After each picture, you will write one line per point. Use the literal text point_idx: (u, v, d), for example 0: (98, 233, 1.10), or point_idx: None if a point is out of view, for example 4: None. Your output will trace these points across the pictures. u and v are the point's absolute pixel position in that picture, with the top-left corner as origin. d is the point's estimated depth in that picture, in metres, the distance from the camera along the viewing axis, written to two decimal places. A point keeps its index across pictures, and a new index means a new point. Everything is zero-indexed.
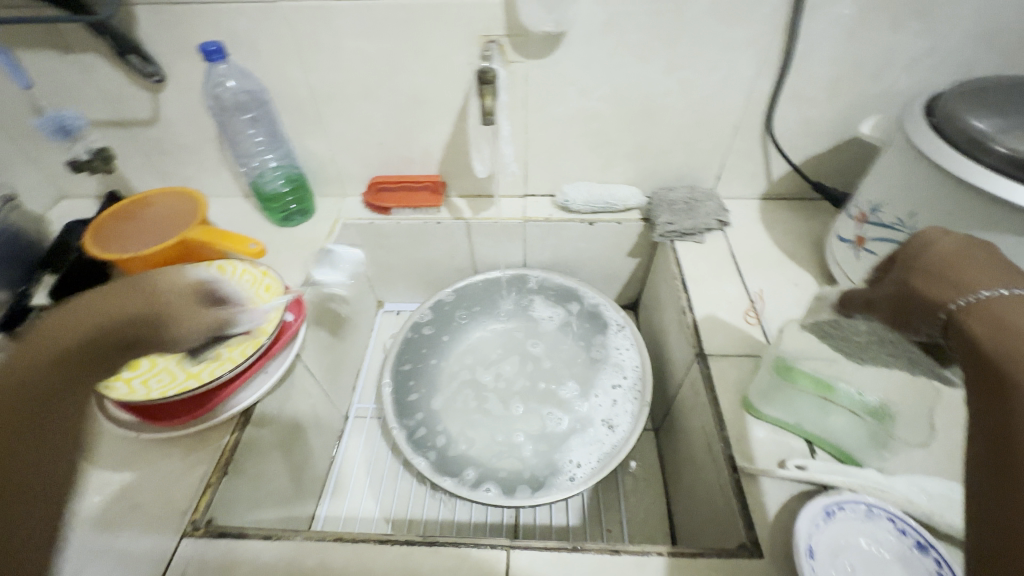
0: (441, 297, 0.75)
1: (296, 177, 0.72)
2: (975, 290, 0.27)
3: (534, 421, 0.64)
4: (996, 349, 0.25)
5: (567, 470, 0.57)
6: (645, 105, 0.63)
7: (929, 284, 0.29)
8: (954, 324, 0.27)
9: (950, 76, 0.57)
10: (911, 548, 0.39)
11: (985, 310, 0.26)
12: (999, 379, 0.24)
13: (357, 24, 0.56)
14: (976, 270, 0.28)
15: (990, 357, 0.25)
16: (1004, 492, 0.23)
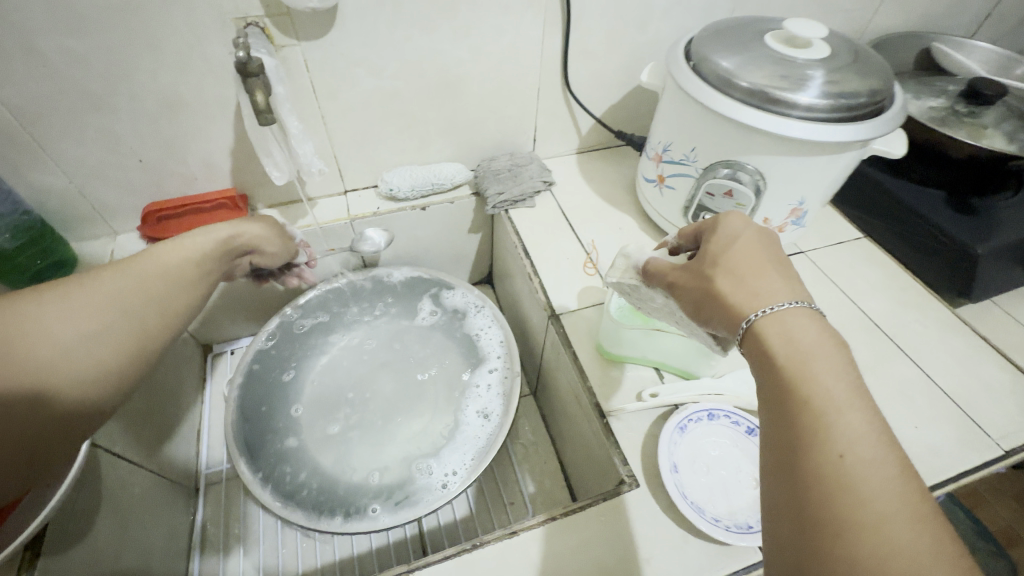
0: (258, 348, 0.65)
1: (26, 227, 0.54)
2: (768, 299, 0.28)
3: (396, 439, 0.60)
4: (786, 359, 0.26)
5: (438, 477, 0.56)
6: (445, 78, 0.61)
7: (730, 280, 0.30)
8: (747, 334, 0.28)
9: (698, 20, 0.65)
10: (742, 434, 0.47)
11: (771, 320, 0.28)
12: (792, 386, 0.25)
13: (49, 15, 0.43)
14: (762, 263, 0.30)
15: (780, 368, 0.26)
16: (806, 470, 0.24)
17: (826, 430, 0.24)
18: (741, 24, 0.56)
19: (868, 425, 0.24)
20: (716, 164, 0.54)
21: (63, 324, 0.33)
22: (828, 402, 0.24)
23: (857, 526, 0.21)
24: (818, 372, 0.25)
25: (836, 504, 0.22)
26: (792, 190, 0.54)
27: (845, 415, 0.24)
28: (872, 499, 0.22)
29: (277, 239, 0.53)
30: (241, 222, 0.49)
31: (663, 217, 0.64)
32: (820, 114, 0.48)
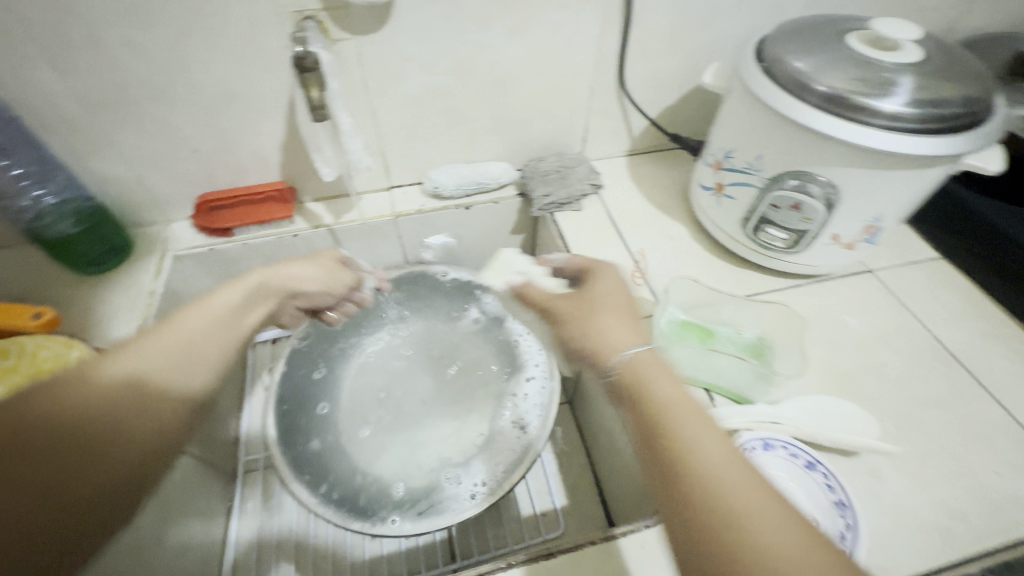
0: (294, 346, 0.66)
1: (92, 214, 0.56)
2: (619, 347, 0.36)
3: (425, 445, 0.60)
4: (641, 399, 0.32)
5: (467, 488, 0.55)
6: (497, 75, 0.59)
7: (601, 333, 0.40)
8: (608, 382, 0.35)
9: (769, 19, 0.61)
10: (802, 468, 0.43)
11: (624, 366, 0.34)
12: (656, 424, 0.30)
13: (116, 6, 0.44)
14: (621, 313, 0.44)
15: (642, 404, 0.32)
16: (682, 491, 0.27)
17: (684, 448, 0.28)
18: (822, 24, 0.51)
19: (715, 438, 0.28)
20: (783, 176, 0.50)
21: (82, 405, 0.28)
22: (675, 420, 0.30)
23: (731, 525, 0.24)
24: (663, 400, 0.31)
25: (713, 510, 0.25)
26: (870, 206, 0.49)
27: (697, 433, 0.28)
28: (733, 499, 0.25)
29: (326, 273, 0.53)
30: (285, 265, 0.49)
31: (719, 228, 0.61)
32: (908, 124, 0.44)
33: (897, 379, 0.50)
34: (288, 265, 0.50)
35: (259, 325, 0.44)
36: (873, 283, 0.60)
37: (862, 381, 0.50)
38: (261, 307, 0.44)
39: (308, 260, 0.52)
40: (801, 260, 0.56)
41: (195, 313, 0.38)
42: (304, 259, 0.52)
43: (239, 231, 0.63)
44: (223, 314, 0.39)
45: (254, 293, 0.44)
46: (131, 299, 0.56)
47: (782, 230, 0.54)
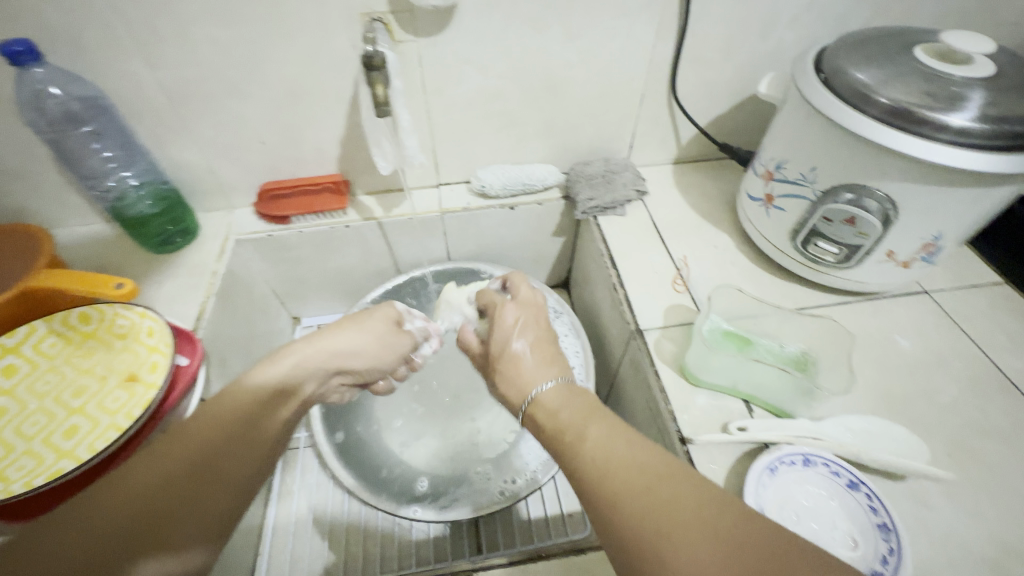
0: None
1: (167, 196, 0.61)
2: (533, 383, 0.40)
3: (458, 439, 0.64)
4: (549, 427, 0.36)
5: (497, 484, 0.58)
6: (551, 79, 0.60)
7: (506, 364, 0.43)
8: (525, 420, 0.39)
9: (829, 30, 0.60)
10: (843, 487, 0.42)
11: (532, 407, 0.39)
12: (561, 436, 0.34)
13: (205, 6, 0.47)
14: (529, 322, 0.47)
15: (547, 433, 0.36)
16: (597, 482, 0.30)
17: (575, 447, 0.33)
18: (888, 35, 0.50)
19: (603, 427, 0.33)
20: (839, 188, 0.49)
21: (133, 493, 0.29)
22: (577, 428, 0.34)
23: (613, 501, 0.28)
24: (565, 420, 0.35)
25: (602, 490, 0.29)
26: (930, 224, 0.48)
27: (588, 434, 0.33)
28: (616, 479, 0.29)
29: (377, 341, 0.49)
30: (326, 334, 0.45)
31: (765, 239, 0.60)
32: (976, 141, 0.42)
33: (952, 405, 0.48)
34: (332, 334, 0.45)
35: (299, 407, 0.41)
36: (929, 304, 0.57)
37: (913, 404, 0.48)
38: (303, 388, 0.42)
39: (351, 326, 0.48)
40: (852, 275, 0.55)
41: (245, 383, 0.38)
42: (349, 326, 0.48)
43: (295, 219, 0.67)
44: (270, 382, 0.39)
45: (309, 370, 0.42)
46: (196, 276, 0.60)
47: (834, 244, 0.53)
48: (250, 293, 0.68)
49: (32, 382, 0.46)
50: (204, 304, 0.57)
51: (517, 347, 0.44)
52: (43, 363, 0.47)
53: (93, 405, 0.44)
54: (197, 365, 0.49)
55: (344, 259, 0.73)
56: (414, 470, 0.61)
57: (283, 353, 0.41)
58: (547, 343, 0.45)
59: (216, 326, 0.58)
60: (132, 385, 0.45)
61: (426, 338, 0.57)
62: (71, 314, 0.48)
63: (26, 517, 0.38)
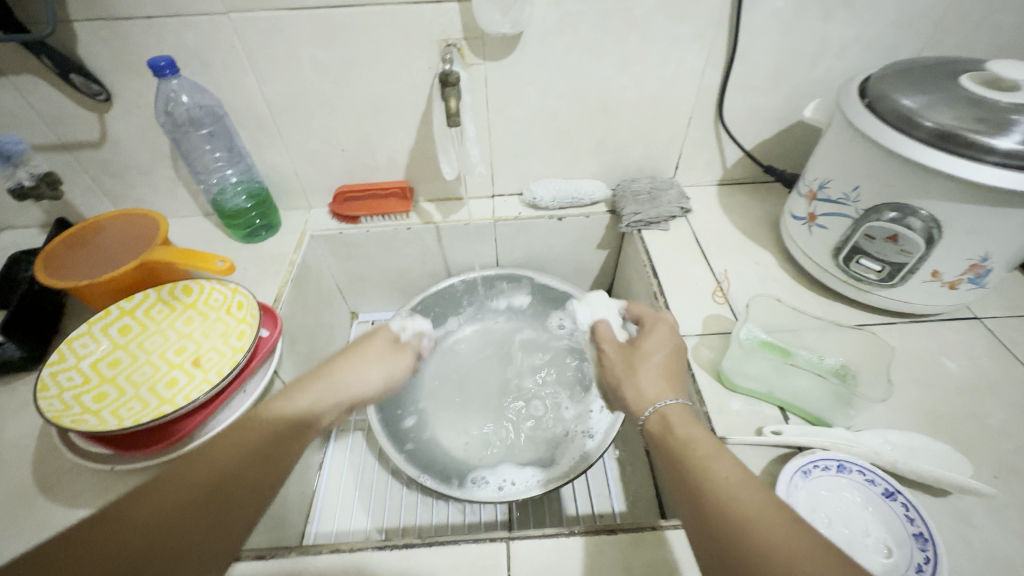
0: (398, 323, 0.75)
1: (258, 192, 0.69)
2: (660, 398, 0.39)
3: (493, 435, 0.68)
4: (670, 435, 0.36)
5: (493, 484, 0.61)
6: (604, 102, 0.65)
7: (642, 373, 0.43)
8: (647, 427, 0.38)
9: (878, 60, 0.62)
10: (878, 496, 0.42)
11: (658, 416, 0.38)
12: (686, 453, 0.34)
13: (311, 32, 0.56)
14: (677, 343, 0.46)
15: (669, 441, 0.36)
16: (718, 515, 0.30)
17: (699, 464, 0.32)
18: (936, 64, 0.52)
19: (730, 463, 0.32)
20: (882, 207, 0.51)
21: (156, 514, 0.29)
22: (702, 450, 0.34)
23: (749, 533, 0.28)
24: (697, 436, 0.35)
25: (732, 520, 0.29)
26: (977, 244, 0.48)
27: (718, 460, 0.32)
28: (754, 515, 0.28)
29: (383, 372, 0.46)
30: (332, 370, 0.44)
31: (808, 257, 0.61)
32: None
33: (1002, 429, 0.47)
34: (337, 369, 0.44)
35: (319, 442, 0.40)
36: (980, 330, 0.56)
37: (958, 425, 0.48)
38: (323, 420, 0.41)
39: (354, 360, 0.45)
40: (896, 295, 0.55)
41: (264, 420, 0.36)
42: (352, 360, 0.45)
43: (364, 220, 0.74)
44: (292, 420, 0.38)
45: (325, 406, 0.41)
46: (276, 264, 0.67)
47: (877, 262, 0.54)
48: (319, 284, 0.75)
49: (141, 341, 0.53)
50: (282, 287, 0.64)
51: (655, 363, 0.43)
52: (150, 326, 0.54)
53: (189, 362, 0.51)
54: (275, 337, 0.55)
55: (403, 259, 0.80)
56: (443, 460, 0.65)
57: (295, 392, 0.40)
58: (682, 366, 0.44)
59: (290, 308, 0.65)
60: (221, 348, 0.52)
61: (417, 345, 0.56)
62: (177, 286, 0.56)
63: (131, 449, 0.45)
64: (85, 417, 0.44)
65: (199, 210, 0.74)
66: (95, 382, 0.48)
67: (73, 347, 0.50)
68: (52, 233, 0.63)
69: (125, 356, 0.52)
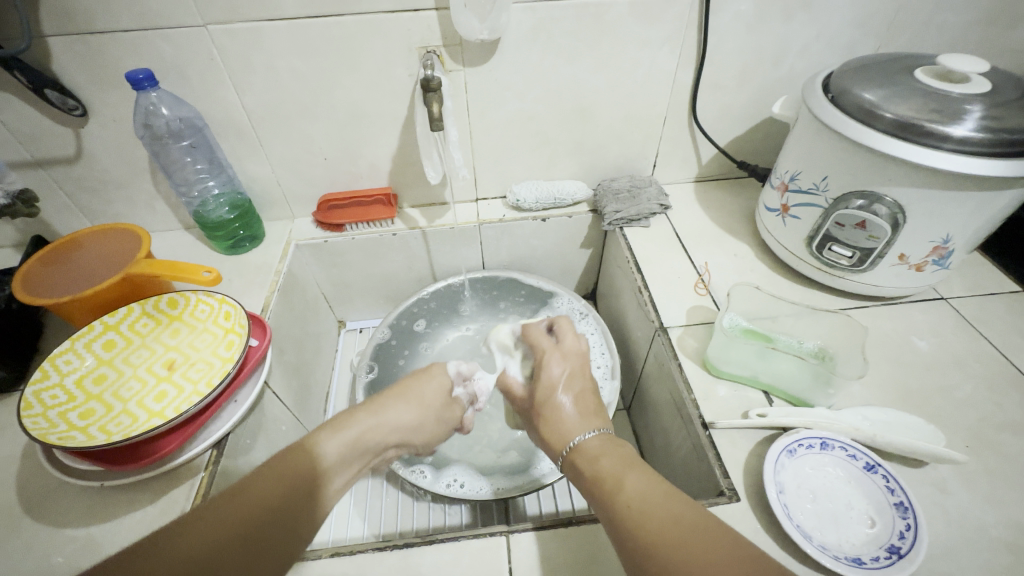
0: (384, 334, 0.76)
1: (241, 204, 0.69)
2: (575, 432, 0.43)
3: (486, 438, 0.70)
4: (590, 471, 0.39)
5: (445, 480, 0.63)
6: (581, 103, 0.67)
7: (551, 417, 0.46)
8: (566, 464, 0.42)
9: (839, 58, 0.66)
10: (860, 469, 0.44)
11: (572, 452, 0.42)
12: (604, 483, 0.37)
13: (290, 42, 0.56)
14: (575, 373, 0.50)
15: (586, 476, 0.39)
16: (632, 532, 0.32)
17: (615, 491, 0.35)
18: (892, 60, 0.55)
19: (643, 481, 0.35)
20: (850, 196, 0.53)
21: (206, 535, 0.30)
22: (615, 477, 0.37)
23: (650, 542, 0.31)
24: (604, 467, 0.38)
25: (640, 537, 0.31)
26: (939, 227, 0.51)
27: (627, 479, 0.36)
28: (653, 527, 0.31)
29: (432, 410, 0.50)
30: (382, 407, 0.46)
31: (783, 247, 0.64)
32: (977, 148, 0.46)
33: (970, 401, 0.50)
34: (387, 405, 0.46)
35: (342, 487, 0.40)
36: (946, 309, 0.59)
37: (930, 399, 0.50)
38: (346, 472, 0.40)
39: (406, 396, 0.48)
40: (867, 278, 0.58)
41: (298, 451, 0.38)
42: (404, 396, 0.48)
43: (350, 228, 0.74)
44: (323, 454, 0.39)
45: (366, 442, 0.43)
46: (262, 274, 0.67)
47: (848, 248, 0.56)
48: (305, 293, 0.75)
49: (127, 355, 0.53)
50: (269, 297, 0.64)
51: (563, 400, 0.47)
52: (136, 340, 0.54)
53: (178, 375, 0.51)
54: (265, 346, 0.55)
55: (389, 265, 0.80)
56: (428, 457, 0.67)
57: (337, 426, 0.42)
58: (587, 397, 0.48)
59: (277, 317, 0.65)
60: (211, 359, 0.52)
61: (473, 402, 0.58)
62: (163, 299, 0.56)
63: (121, 464, 0.44)
64: (72, 434, 0.44)
65: (179, 224, 0.73)
66: (80, 400, 0.48)
67: (56, 364, 0.49)
68: (28, 252, 0.62)
69: (111, 372, 0.51)
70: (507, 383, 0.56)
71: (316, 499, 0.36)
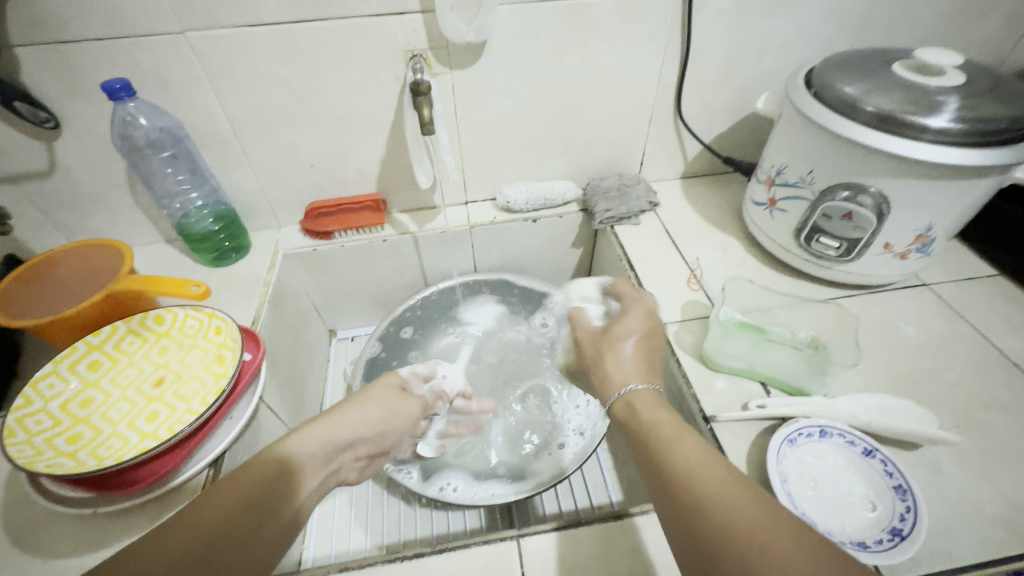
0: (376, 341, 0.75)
1: (225, 215, 0.67)
2: (626, 381, 0.41)
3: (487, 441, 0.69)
4: (642, 421, 0.37)
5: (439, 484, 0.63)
6: (568, 104, 0.67)
7: (611, 360, 0.43)
8: (615, 407, 0.40)
9: (817, 53, 0.67)
10: (859, 455, 0.45)
11: (624, 399, 0.40)
12: (654, 440, 0.35)
13: (273, 48, 0.55)
14: (652, 331, 0.46)
15: (635, 426, 0.38)
16: (680, 495, 0.31)
17: (670, 451, 0.34)
18: (870, 54, 0.57)
19: (702, 447, 0.34)
20: (836, 187, 0.54)
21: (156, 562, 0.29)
22: (669, 437, 0.35)
23: (701, 511, 0.30)
24: (663, 421, 0.36)
25: (696, 505, 0.30)
26: (921, 216, 0.52)
27: (682, 441, 0.34)
28: (719, 497, 0.30)
29: (393, 408, 0.49)
30: (341, 410, 0.45)
31: (771, 239, 0.65)
32: (955, 138, 0.47)
33: (958, 383, 0.52)
34: (346, 408, 0.46)
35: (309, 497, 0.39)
36: (929, 294, 0.61)
37: (920, 383, 0.52)
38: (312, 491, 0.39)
39: (367, 398, 0.48)
40: (854, 268, 0.59)
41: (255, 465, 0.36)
42: (362, 398, 0.48)
43: (338, 236, 0.74)
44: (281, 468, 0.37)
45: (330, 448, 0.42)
46: (250, 285, 0.65)
47: (835, 239, 0.58)
48: (296, 303, 0.74)
49: (114, 376, 0.51)
50: (259, 308, 0.62)
51: (626, 348, 0.44)
52: (122, 359, 0.52)
53: (169, 393, 0.49)
54: (259, 359, 0.54)
55: (380, 271, 0.79)
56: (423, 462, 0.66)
57: (303, 431, 0.41)
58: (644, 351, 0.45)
59: (269, 329, 0.63)
60: (203, 375, 0.50)
61: (440, 398, 0.60)
62: (148, 316, 0.54)
63: (114, 488, 0.42)
64: (60, 461, 0.42)
65: (161, 237, 0.71)
66: (66, 424, 0.46)
67: (39, 389, 0.47)
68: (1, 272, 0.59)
69: (97, 394, 0.49)
70: (580, 318, 0.51)
71: (283, 501, 0.35)
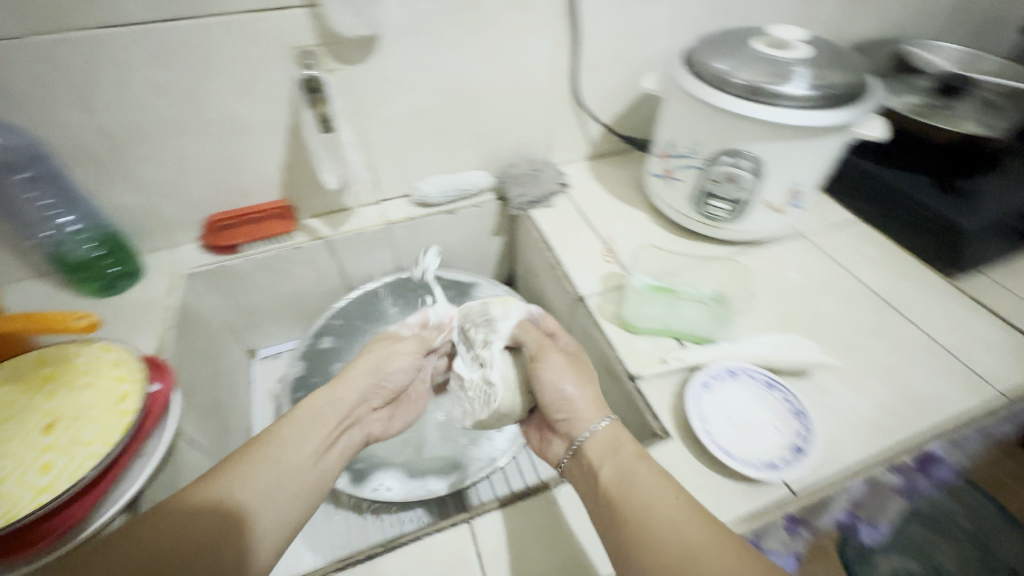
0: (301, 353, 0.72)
1: (109, 238, 0.60)
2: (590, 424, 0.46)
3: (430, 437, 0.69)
4: (601, 477, 0.42)
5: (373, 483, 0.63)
6: (471, 94, 0.68)
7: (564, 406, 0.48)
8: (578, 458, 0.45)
9: (692, 35, 0.73)
10: (762, 389, 0.51)
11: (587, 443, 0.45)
12: (614, 497, 0.40)
13: (140, 51, 0.51)
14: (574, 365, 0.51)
15: (597, 483, 0.42)
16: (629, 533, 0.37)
17: (628, 501, 0.38)
18: (734, 33, 0.63)
19: (656, 491, 0.38)
20: (719, 155, 0.60)
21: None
22: (620, 483, 0.40)
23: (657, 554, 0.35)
24: (612, 472, 0.41)
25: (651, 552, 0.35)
26: (790, 174, 0.59)
27: (636, 490, 0.39)
28: (670, 540, 0.35)
29: (400, 359, 0.56)
30: (342, 382, 0.52)
31: (672, 208, 0.70)
32: (807, 103, 0.54)
33: (834, 315, 0.59)
34: (345, 377, 0.52)
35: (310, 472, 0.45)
36: (806, 243, 0.70)
37: (805, 320, 0.59)
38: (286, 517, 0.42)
39: (374, 362, 0.54)
40: (743, 226, 0.66)
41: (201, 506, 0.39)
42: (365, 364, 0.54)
43: (254, 249, 0.69)
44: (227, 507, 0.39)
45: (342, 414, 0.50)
46: (149, 312, 0.60)
47: (724, 201, 0.64)
48: (206, 326, 0.68)
49: None
50: (163, 335, 0.57)
51: (571, 391, 0.48)
52: None
53: None
54: (169, 389, 0.50)
55: (297, 281, 0.75)
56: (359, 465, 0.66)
57: (289, 425, 0.47)
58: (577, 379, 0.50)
59: (177, 356, 0.58)
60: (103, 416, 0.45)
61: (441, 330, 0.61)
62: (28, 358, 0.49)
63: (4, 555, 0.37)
64: None
65: (30, 272, 0.63)
66: None
67: None
68: None
69: None
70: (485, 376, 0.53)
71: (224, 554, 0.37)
